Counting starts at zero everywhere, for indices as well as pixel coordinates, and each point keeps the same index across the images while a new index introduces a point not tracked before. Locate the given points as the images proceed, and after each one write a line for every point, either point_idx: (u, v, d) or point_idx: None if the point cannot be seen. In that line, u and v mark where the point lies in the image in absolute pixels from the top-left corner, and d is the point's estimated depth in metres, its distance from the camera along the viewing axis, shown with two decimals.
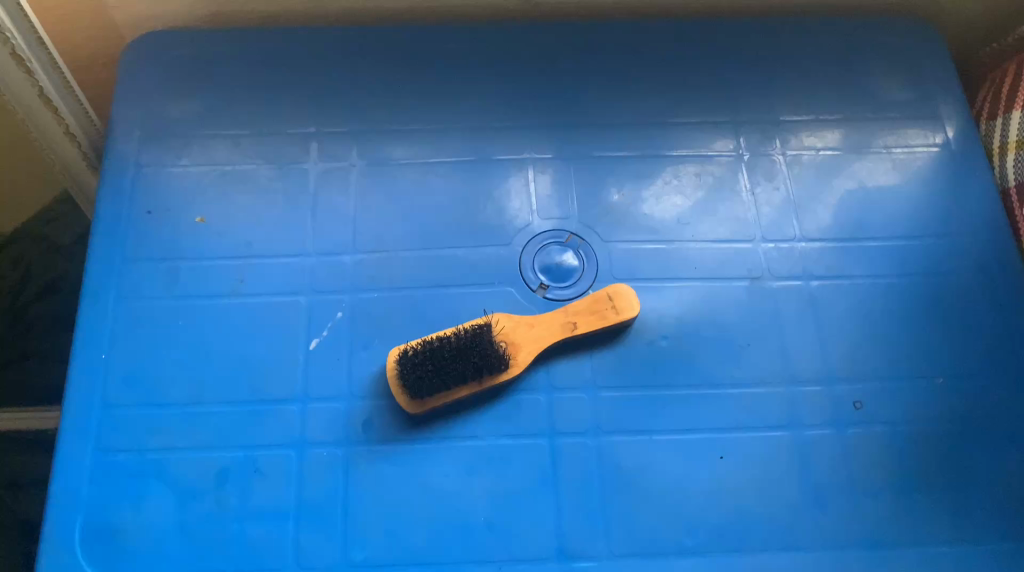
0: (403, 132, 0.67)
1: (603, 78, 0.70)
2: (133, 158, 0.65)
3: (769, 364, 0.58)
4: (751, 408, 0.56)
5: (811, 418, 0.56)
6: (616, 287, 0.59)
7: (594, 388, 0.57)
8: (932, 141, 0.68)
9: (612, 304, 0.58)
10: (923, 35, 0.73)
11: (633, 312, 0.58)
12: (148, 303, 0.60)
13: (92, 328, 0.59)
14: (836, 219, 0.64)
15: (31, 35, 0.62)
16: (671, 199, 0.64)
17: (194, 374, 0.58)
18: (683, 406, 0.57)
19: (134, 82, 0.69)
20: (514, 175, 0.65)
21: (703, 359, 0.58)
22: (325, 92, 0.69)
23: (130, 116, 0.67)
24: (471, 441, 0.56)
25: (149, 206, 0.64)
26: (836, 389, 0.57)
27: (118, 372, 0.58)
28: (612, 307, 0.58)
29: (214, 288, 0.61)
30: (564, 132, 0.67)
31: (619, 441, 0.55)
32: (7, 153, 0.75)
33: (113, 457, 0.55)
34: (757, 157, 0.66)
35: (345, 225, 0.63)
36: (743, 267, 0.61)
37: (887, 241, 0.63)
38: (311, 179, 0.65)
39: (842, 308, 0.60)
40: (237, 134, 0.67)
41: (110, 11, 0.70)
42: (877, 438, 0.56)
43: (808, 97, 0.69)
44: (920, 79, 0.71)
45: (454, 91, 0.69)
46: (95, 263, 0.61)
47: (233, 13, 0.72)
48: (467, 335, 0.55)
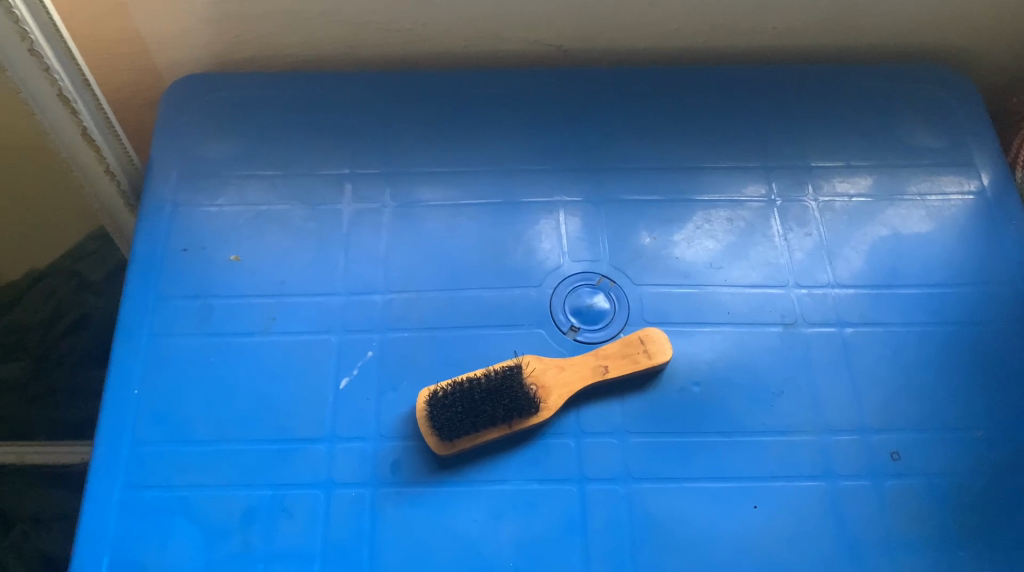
0: (434, 174, 0.68)
1: (633, 124, 0.70)
2: (171, 197, 0.67)
3: (803, 413, 0.57)
4: (785, 457, 0.55)
5: (846, 468, 0.55)
6: (648, 332, 0.59)
7: (625, 434, 0.57)
8: (966, 189, 0.67)
9: (644, 349, 0.58)
10: (956, 82, 0.73)
11: (665, 356, 0.58)
12: (180, 340, 0.61)
13: (124, 364, 0.60)
14: (869, 266, 0.63)
15: (78, 78, 0.64)
16: (702, 243, 0.64)
17: (224, 411, 0.58)
18: (714, 453, 0.56)
19: (174, 124, 0.70)
20: (545, 218, 0.66)
21: (735, 406, 0.57)
22: (359, 135, 0.70)
23: (168, 157, 0.69)
24: (499, 485, 0.55)
25: (185, 244, 0.65)
26: (871, 439, 0.56)
27: (150, 408, 0.58)
28: (643, 352, 0.58)
29: (246, 326, 0.61)
30: (595, 176, 0.68)
31: (649, 488, 0.55)
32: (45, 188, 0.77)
33: (142, 494, 0.55)
34: (788, 202, 0.66)
35: (377, 265, 0.64)
36: (775, 313, 0.61)
37: (922, 289, 0.62)
38: (344, 220, 0.66)
39: (877, 356, 0.59)
40: (272, 175, 0.68)
41: (153, 55, 0.72)
42: (915, 490, 0.54)
43: (840, 143, 0.69)
44: (953, 127, 0.70)
45: (486, 134, 0.70)
46: (130, 301, 0.62)
47: (272, 57, 0.74)
48: (497, 378, 0.55)
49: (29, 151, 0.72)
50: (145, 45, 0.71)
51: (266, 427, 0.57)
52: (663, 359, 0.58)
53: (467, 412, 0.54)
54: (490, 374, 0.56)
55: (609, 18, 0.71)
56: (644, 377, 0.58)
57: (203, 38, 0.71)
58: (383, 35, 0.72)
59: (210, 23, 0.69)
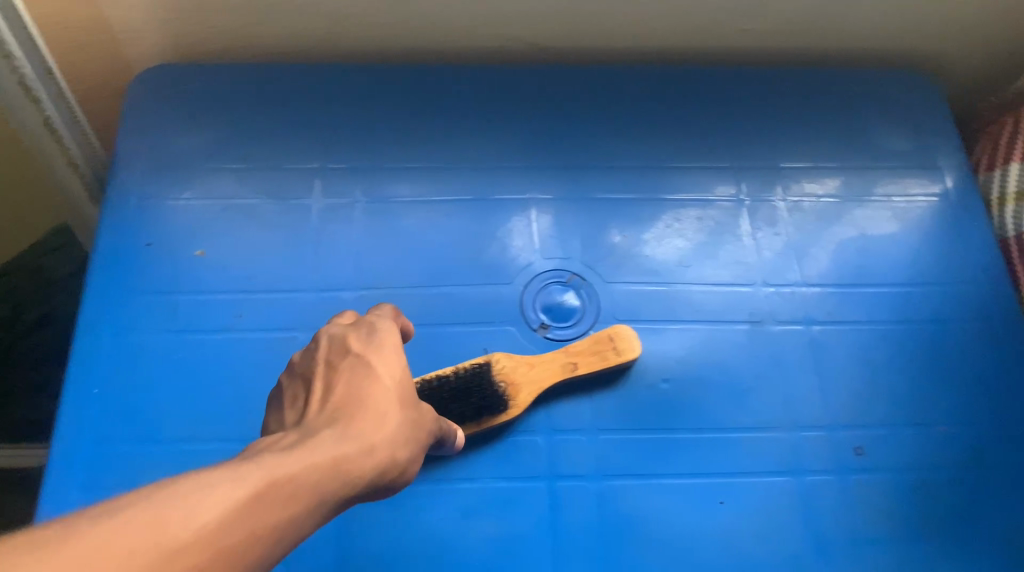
0: (406, 170, 0.67)
1: (606, 123, 0.71)
2: (137, 190, 0.65)
3: (772, 409, 0.57)
4: (753, 453, 0.56)
5: (813, 464, 0.56)
6: (616, 329, 0.59)
7: (596, 431, 0.57)
8: (931, 191, 0.68)
9: (613, 347, 0.58)
10: (922, 86, 0.75)
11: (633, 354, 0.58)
12: (144, 337, 0.60)
13: (85, 362, 0.58)
14: (836, 265, 0.64)
15: (39, 63, 0.64)
16: (672, 242, 0.65)
17: (190, 409, 0.57)
18: (683, 449, 0.56)
19: (141, 115, 0.69)
20: (517, 215, 0.66)
21: (705, 403, 0.58)
22: (331, 130, 0.69)
23: (135, 148, 0.68)
24: (468, 482, 0.55)
25: (151, 238, 0.63)
26: (838, 435, 0.57)
27: (113, 405, 0.57)
28: (613, 350, 0.58)
29: (214, 322, 0.60)
30: (568, 174, 0.68)
31: (619, 484, 0.55)
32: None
33: (105, 492, 0.54)
34: (758, 202, 0.67)
35: (348, 260, 0.63)
36: (745, 311, 0.61)
37: (888, 288, 0.63)
38: (314, 215, 0.65)
39: (843, 353, 0.60)
40: (242, 169, 0.67)
41: (120, 45, 0.71)
42: (880, 485, 0.55)
43: (809, 145, 0.70)
44: (919, 130, 0.72)
45: (459, 131, 0.70)
46: (93, 295, 0.61)
47: (243, 51, 0.73)
48: (464, 376, 0.55)
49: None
50: (113, 35, 0.70)
51: (233, 424, 0.57)
52: (632, 358, 0.58)
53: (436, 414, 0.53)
54: (458, 373, 0.55)
55: (583, 17, 0.71)
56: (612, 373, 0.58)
57: (173, 29, 0.70)
58: (357, 30, 0.71)
59: (180, 14, 0.69)
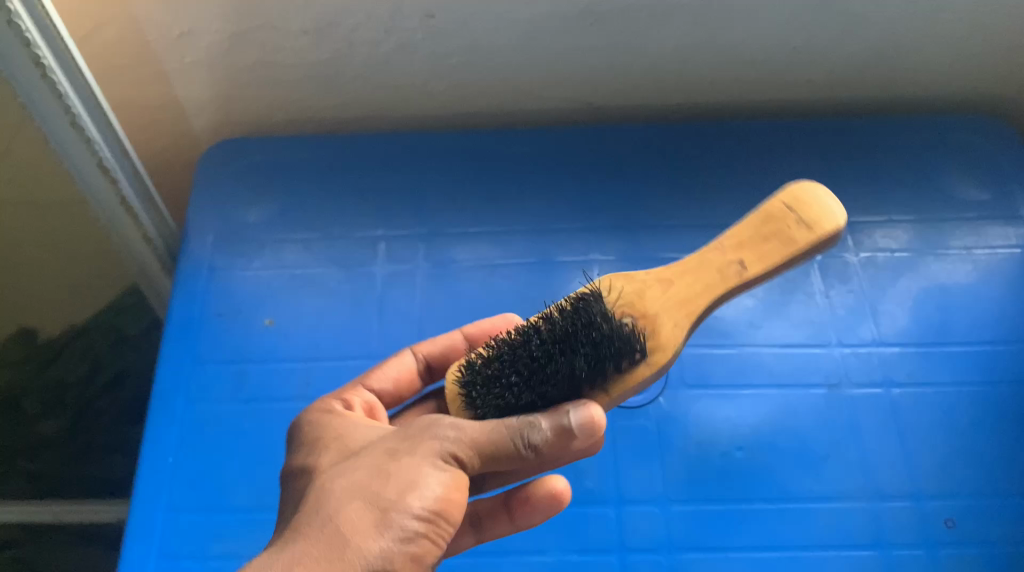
0: (466, 235, 0.68)
1: (667, 180, 0.70)
2: (207, 261, 0.67)
3: (853, 478, 0.55)
4: (834, 526, 0.54)
5: (899, 536, 0.53)
6: (783, 194, 0.42)
7: (667, 502, 0.55)
8: (1013, 241, 0.65)
9: (799, 219, 0.41)
10: (997, 132, 0.72)
11: (823, 202, 0.41)
12: (215, 406, 0.60)
13: (159, 430, 0.59)
14: (914, 323, 0.61)
15: (117, 145, 0.66)
16: (742, 301, 0.63)
17: (259, 480, 0.57)
18: (760, 522, 0.54)
19: (210, 190, 0.71)
20: (579, 277, 0.65)
21: (782, 473, 0.56)
22: (393, 197, 0.70)
23: (205, 221, 0.70)
24: (536, 556, 0.53)
25: (220, 308, 0.64)
26: (925, 506, 0.54)
27: (183, 476, 0.57)
28: (798, 220, 0.41)
29: (281, 392, 0.61)
30: (629, 234, 0.67)
31: (695, 560, 0.53)
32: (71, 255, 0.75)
33: (177, 564, 0.54)
34: (829, 258, 0.65)
35: (411, 327, 0.63)
36: (819, 373, 0.59)
37: (972, 346, 0.60)
38: (378, 281, 0.65)
39: (926, 418, 0.57)
40: (307, 238, 0.68)
41: (189, 120, 0.73)
42: (972, 560, 0.52)
43: (881, 197, 0.68)
44: (996, 179, 0.69)
45: (519, 192, 0.70)
46: (165, 364, 0.62)
47: (305, 121, 0.75)
48: (559, 321, 0.40)
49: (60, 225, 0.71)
50: (181, 111, 0.72)
51: None
52: (828, 219, 0.40)
53: (519, 392, 0.39)
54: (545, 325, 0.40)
55: (640, 78, 0.71)
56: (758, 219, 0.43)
57: (238, 104, 0.72)
58: (416, 99, 0.72)
59: (246, 89, 0.70)
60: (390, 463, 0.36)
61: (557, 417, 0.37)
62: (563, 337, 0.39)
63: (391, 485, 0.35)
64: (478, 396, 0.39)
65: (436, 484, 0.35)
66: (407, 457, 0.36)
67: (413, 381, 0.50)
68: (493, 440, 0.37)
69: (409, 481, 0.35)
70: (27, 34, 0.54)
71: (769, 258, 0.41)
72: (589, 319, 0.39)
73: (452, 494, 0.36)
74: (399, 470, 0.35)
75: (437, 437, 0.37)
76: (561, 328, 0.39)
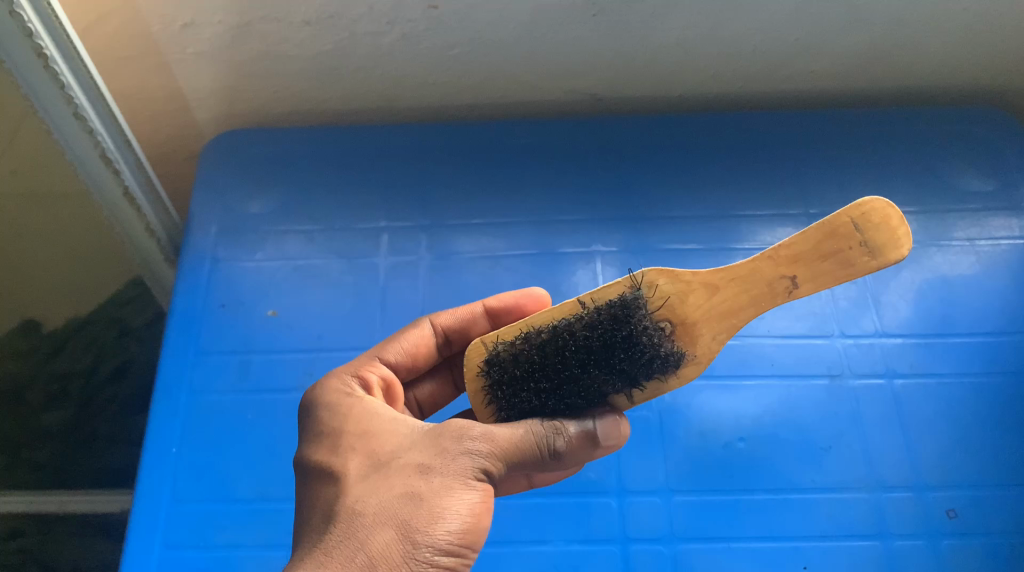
0: (468, 226, 0.68)
1: (670, 172, 0.70)
2: (211, 252, 0.67)
3: (855, 468, 0.55)
4: (836, 517, 0.54)
5: (901, 527, 0.53)
6: (854, 207, 0.39)
7: (669, 492, 0.55)
8: (1016, 233, 0.65)
9: (862, 243, 0.38)
10: (1001, 124, 0.72)
11: (894, 224, 0.38)
12: (219, 396, 0.61)
13: (163, 421, 0.59)
14: (916, 314, 0.61)
15: (120, 136, 0.66)
16: None
17: (263, 472, 0.58)
18: (762, 513, 0.54)
19: (214, 181, 0.71)
20: (582, 268, 0.65)
21: (783, 463, 0.56)
22: (395, 188, 0.70)
23: (208, 212, 0.70)
24: (539, 546, 0.54)
25: (223, 299, 0.65)
26: (927, 497, 0.54)
27: (189, 467, 0.58)
28: (862, 242, 0.38)
29: (284, 383, 0.61)
30: (631, 226, 0.67)
31: (697, 550, 0.53)
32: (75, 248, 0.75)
33: (182, 554, 0.55)
34: None
35: (413, 318, 0.63)
36: (821, 364, 0.59)
37: (974, 338, 0.60)
38: (381, 273, 0.66)
39: (928, 409, 0.57)
40: (310, 230, 0.68)
41: (192, 111, 0.73)
42: (973, 551, 0.52)
43: (884, 189, 0.68)
44: (999, 170, 0.69)
45: (521, 184, 0.70)
46: (169, 355, 0.62)
47: (308, 113, 0.75)
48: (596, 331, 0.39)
49: (63, 218, 0.71)
50: (184, 102, 0.72)
51: None
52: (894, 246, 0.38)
53: (547, 398, 0.40)
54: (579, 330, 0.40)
55: (642, 69, 0.71)
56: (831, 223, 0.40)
57: (241, 95, 0.72)
58: (419, 90, 0.72)
59: (249, 80, 0.70)
60: (424, 488, 0.36)
61: (582, 424, 0.40)
62: (602, 352, 0.39)
63: (428, 515, 0.35)
64: (505, 396, 0.41)
65: (469, 513, 0.36)
66: (441, 482, 0.36)
67: (429, 352, 0.50)
68: (520, 448, 0.38)
69: (442, 510, 0.35)
70: (29, 25, 0.54)
71: (822, 280, 0.39)
72: (629, 335, 0.39)
73: (481, 520, 0.37)
74: (435, 498, 0.36)
75: (470, 455, 0.37)
76: (602, 338, 0.39)
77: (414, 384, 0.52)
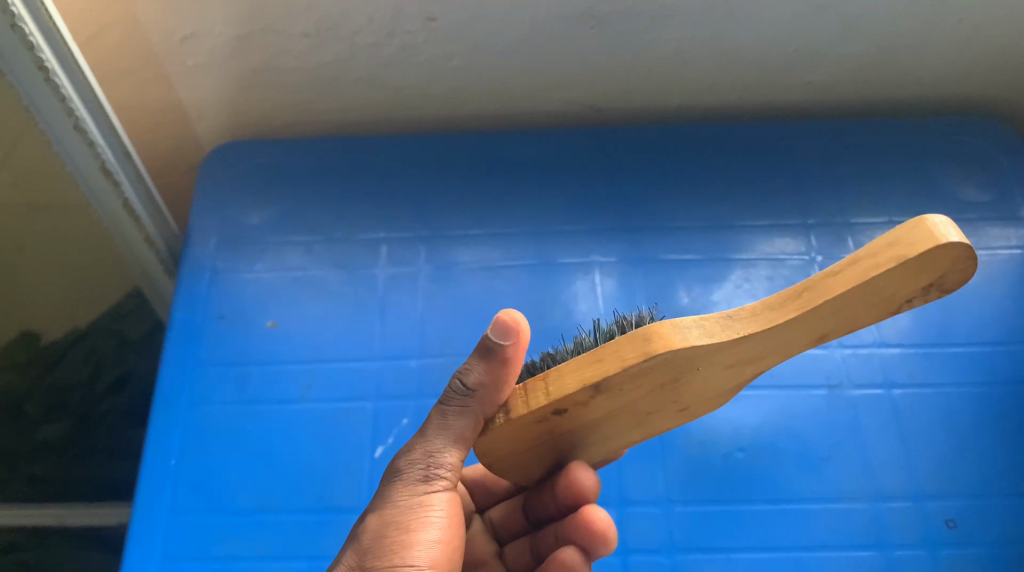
0: (467, 237, 0.68)
1: (668, 182, 0.70)
2: (210, 263, 0.67)
3: (853, 478, 0.55)
4: (836, 527, 0.54)
5: (901, 537, 0.53)
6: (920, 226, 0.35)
7: (668, 503, 0.55)
8: (1013, 243, 0.66)
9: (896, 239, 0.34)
10: (997, 134, 0.72)
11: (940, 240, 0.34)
12: (218, 408, 0.60)
13: (162, 433, 0.59)
14: (914, 323, 0.62)
15: (120, 149, 0.66)
16: (743, 302, 0.63)
17: (261, 483, 0.57)
18: (761, 523, 0.54)
19: (213, 193, 0.71)
20: (581, 278, 0.65)
21: (783, 473, 0.56)
22: (394, 198, 0.70)
23: (208, 224, 0.70)
24: None
25: (223, 310, 0.65)
26: (926, 506, 0.54)
27: (188, 478, 0.57)
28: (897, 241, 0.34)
29: (283, 394, 0.61)
30: (629, 236, 0.67)
31: (696, 560, 0.53)
32: (74, 260, 0.75)
33: (180, 566, 0.55)
34: (829, 259, 0.65)
35: (413, 328, 0.63)
36: (820, 374, 0.59)
37: (971, 347, 0.60)
38: (380, 283, 0.66)
39: (927, 419, 0.57)
40: (309, 241, 0.68)
41: (193, 122, 0.74)
42: (972, 560, 0.52)
43: (881, 199, 0.68)
44: (995, 180, 0.69)
45: (521, 195, 0.70)
46: (168, 366, 0.62)
47: (308, 124, 0.75)
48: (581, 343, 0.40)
49: (61, 229, 0.71)
50: (184, 114, 0.72)
51: (304, 497, 0.57)
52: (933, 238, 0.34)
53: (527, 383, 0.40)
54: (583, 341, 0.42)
55: (640, 79, 0.71)
56: (954, 277, 0.36)
57: (241, 107, 0.72)
58: (419, 101, 0.73)
59: (248, 92, 0.70)
60: (372, 523, 0.41)
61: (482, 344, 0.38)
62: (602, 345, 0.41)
63: (372, 548, 0.40)
64: None
65: (414, 528, 0.40)
66: (385, 509, 0.41)
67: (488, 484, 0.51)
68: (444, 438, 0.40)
69: (389, 534, 0.40)
70: (31, 38, 0.55)
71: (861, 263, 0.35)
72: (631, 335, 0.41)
73: (429, 532, 0.40)
74: (384, 528, 0.40)
75: (398, 476, 0.41)
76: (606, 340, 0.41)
77: (489, 497, 0.53)
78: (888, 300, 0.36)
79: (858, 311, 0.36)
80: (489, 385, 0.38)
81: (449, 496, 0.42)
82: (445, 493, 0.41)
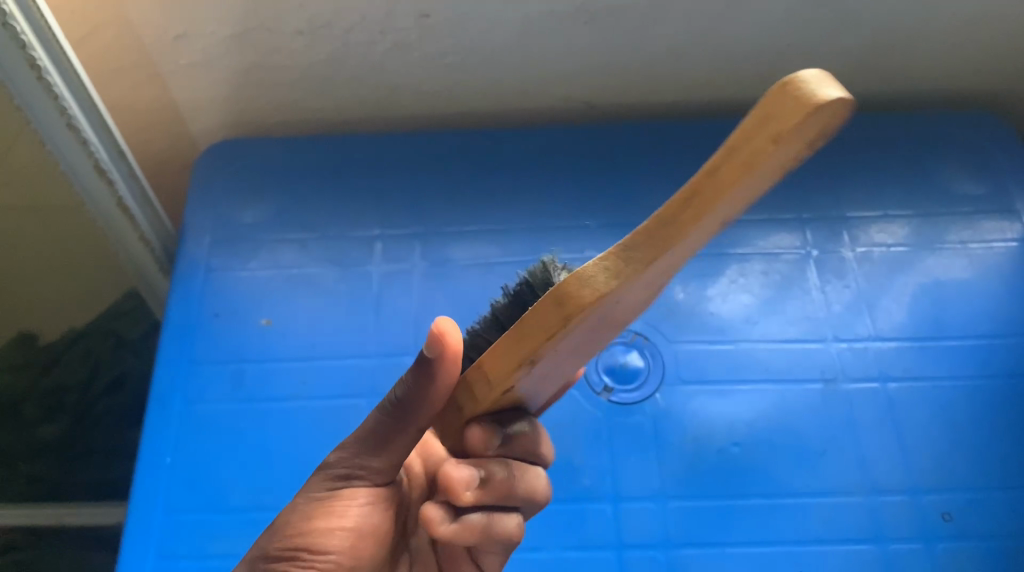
0: (462, 234, 0.68)
1: (662, 177, 0.70)
2: (204, 262, 0.67)
3: (849, 473, 0.55)
4: (832, 521, 0.54)
5: (897, 531, 0.53)
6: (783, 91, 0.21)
7: (664, 498, 0.55)
8: (1009, 236, 0.65)
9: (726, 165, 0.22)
10: (992, 127, 0.72)
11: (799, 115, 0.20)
12: (213, 405, 0.60)
13: (157, 432, 0.59)
14: (910, 318, 0.62)
15: (114, 148, 0.66)
16: (738, 297, 0.63)
17: (255, 480, 0.57)
18: (757, 518, 0.54)
19: (207, 192, 0.71)
20: None
21: (778, 468, 0.56)
22: (387, 195, 0.70)
23: (202, 224, 0.70)
24: (533, 553, 0.53)
25: (217, 309, 0.65)
26: (922, 500, 0.54)
27: (184, 476, 0.57)
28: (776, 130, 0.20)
29: (278, 392, 0.61)
30: (624, 231, 0.67)
31: (691, 556, 0.53)
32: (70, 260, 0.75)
33: (175, 564, 0.55)
34: (825, 253, 0.65)
35: (407, 325, 0.63)
36: (815, 369, 0.59)
37: (967, 340, 0.60)
38: (374, 281, 0.66)
39: (922, 411, 0.57)
40: (304, 239, 0.68)
41: (187, 121, 0.73)
42: (967, 554, 0.52)
43: (877, 193, 0.68)
44: (991, 173, 0.69)
45: (517, 191, 0.70)
46: (163, 365, 0.62)
47: (301, 122, 0.75)
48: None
49: (55, 228, 0.71)
50: (178, 113, 0.72)
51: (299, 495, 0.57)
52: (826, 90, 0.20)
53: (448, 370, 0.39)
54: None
55: (634, 75, 0.71)
56: (832, 124, 0.21)
57: (235, 105, 0.72)
58: (413, 98, 0.72)
59: (242, 90, 0.70)
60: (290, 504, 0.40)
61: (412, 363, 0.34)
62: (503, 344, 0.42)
63: (280, 526, 0.39)
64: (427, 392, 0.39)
65: (320, 516, 0.39)
66: (302, 496, 0.40)
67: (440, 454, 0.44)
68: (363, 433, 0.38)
69: (296, 515, 0.39)
70: (22, 37, 0.54)
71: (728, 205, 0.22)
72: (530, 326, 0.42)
73: (333, 522, 0.39)
74: (295, 511, 0.39)
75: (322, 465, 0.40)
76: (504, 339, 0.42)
77: None
78: (778, 169, 0.22)
79: (754, 193, 0.23)
80: (415, 397, 0.35)
81: (370, 494, 0.39)
82: (366, 490, 0.39)
